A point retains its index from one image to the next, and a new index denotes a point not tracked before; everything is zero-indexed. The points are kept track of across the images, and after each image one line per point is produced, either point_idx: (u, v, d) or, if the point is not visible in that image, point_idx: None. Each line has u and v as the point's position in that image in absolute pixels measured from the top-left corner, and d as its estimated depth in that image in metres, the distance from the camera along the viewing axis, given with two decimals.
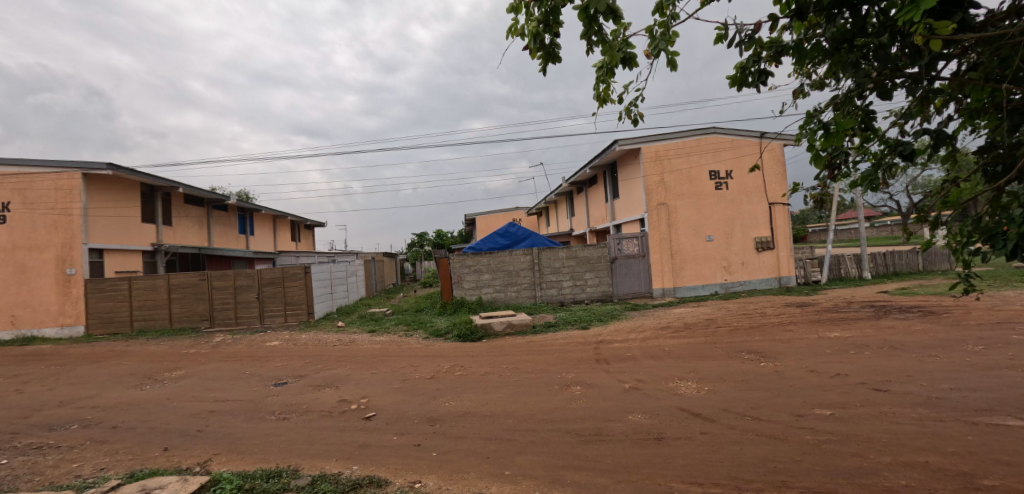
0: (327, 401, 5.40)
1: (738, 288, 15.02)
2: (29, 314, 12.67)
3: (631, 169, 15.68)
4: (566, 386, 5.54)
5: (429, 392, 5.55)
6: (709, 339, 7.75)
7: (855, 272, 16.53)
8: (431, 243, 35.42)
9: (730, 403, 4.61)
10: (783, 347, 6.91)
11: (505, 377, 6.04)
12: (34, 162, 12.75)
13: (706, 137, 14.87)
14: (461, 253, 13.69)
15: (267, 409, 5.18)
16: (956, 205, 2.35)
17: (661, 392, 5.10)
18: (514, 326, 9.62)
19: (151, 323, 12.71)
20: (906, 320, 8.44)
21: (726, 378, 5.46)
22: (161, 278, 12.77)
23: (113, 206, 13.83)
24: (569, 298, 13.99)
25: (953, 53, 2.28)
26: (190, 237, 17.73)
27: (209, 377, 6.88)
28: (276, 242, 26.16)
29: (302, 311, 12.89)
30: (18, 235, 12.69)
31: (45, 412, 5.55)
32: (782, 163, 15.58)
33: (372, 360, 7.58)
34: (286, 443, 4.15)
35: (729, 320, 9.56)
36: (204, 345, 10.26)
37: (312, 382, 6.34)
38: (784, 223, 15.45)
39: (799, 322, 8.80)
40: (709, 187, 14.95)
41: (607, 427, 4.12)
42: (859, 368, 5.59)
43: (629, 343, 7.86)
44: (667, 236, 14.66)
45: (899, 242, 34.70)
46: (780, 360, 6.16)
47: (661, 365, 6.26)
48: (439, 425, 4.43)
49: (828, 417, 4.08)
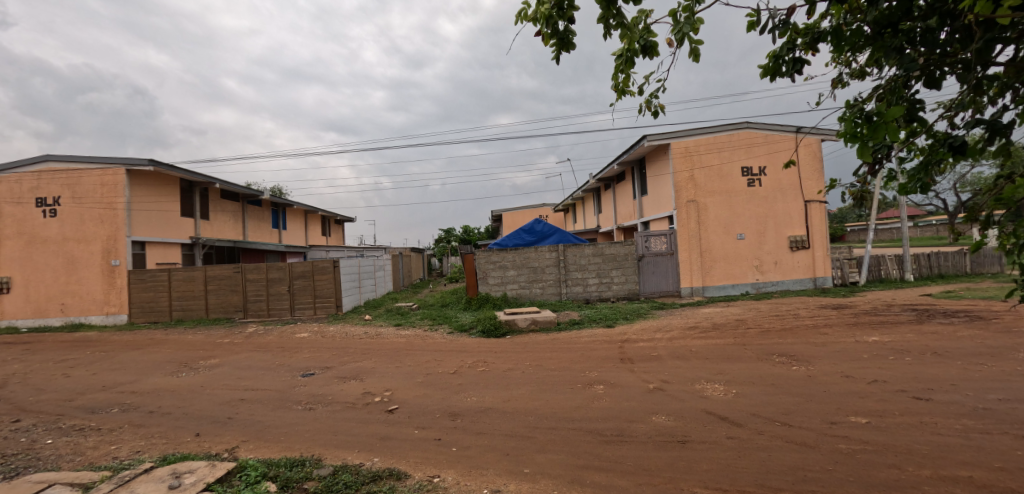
0: (352, 393, 5.51)
1: (770, 289, 14.52)
2: (78, 302, 13.46)
3: (659, 165, 15.35)
4: (589, 384, 5.49)
5: (452, 387, 5.60)
6: (738, 340, 7.52)
7: (895, 273, 15.73)
8: (458, 238, 35.93)
9: (759, 407, 4.44)
10: (817, 350, 6.64)
11: (528, 374, 6.03)
12: (82, 159, 13.49)
13: (738, 132, 14.42)
14: (486, 248, 13.71)
15: (294, 399, 5.33)
16: (1011, 203, 2.14)
17: (688, 393, 4.99)
18: (539, 323, 9.58)
19: (189, 313, 13.28)
20: (952, 325, 7.94)
21: (755, 381, 5.29)
22: (197, 270, 13.30)
23: (154, 200, 14.48)
24: (595, 296, 13.83)
25: (1009, 37, 2.08)
26: (226, 231, 18.46)
27: (241, 366, 7.16)
28: (307, 235, 26.91)
29: (331, 303, 13.21)
30: (67, 227, 13.49)
31: (89, 395, 5.89)
32: (819, 158, 14.89)
33: (396, 354, 7.71)
34: (311, 433, 4.25)
35: (761, 321, 9.23)
36: (238, 335, 10.68)
37: (338, 373, 6.49)
38: (819, 221, 14.83)
39: (835, 324, 8.43)
40: (741, 183, 14.48)
41: (629, 428, 4.05)
42: (898, 374, 5.29)
43: (655, 342, 7.74)
44: (696, 234, 14.26)
45: (942, 242, 33.02)
46: (812, 364, 5.92)
47: (686, 366, 6.14)
48: (461, 420, 4.46)
49: (864, 426, 3.88)
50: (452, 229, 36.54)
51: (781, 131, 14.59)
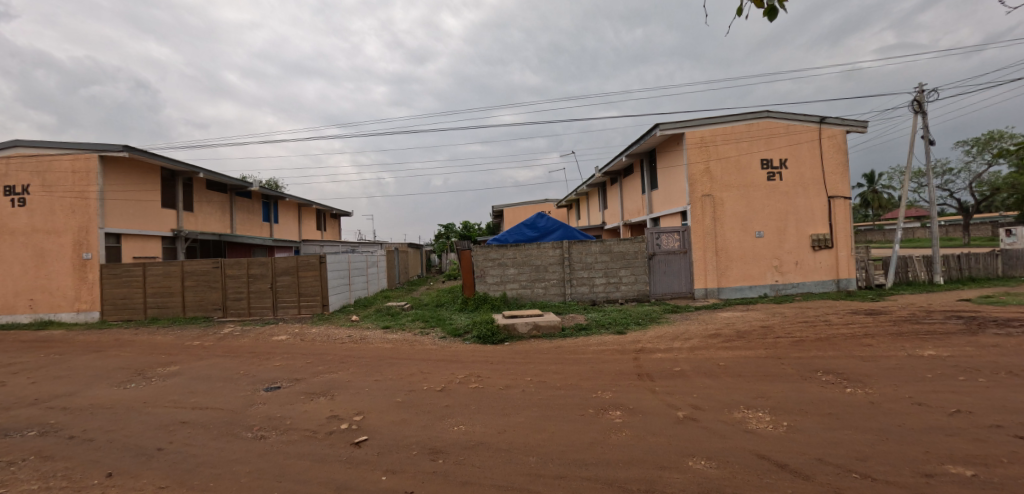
0: (317, 416, 4.85)
1: (790, 290, 14.03)
2: (47, 298, 13.03)
3: (672, 156, 14.80)
4: (603, 410, 4.82)
5: (436, 411, 4.94)
6: (771, 353, 6.98)
7: (924, 276, 15.14)
8: (458, 234, 35.52)
9: (824, 450, 3.64)
10: (867, 367, 6.05)
11: (529, 394, 5.49)
12: (53, 145, 13.10)
13: (758, 122, 13.94)
14: (485, 245, 13.21)
15: (245, 424, 4.68)
16: None
17: (725, 426, 4.24)
18: (541, 328, 9.10)
19: (164, 311, 12.87)
20: (1012, 338, 7.31)
21: (807, 410, 4.55)
22: (174, 265, 12.89)
23: (131, 189, 14.09)
24: (601, 298, 13.37)
25: None
26: (212, 224, 18.07)
27: (198, 377, 6.70)
28: (301, 231, 26.45)
29: (316, 303, 12.78)
30: (37, 218, 13.05)
31: (15, 410, 5.43)
32: (843, 151, 14.36)
33: (377, 364, 7.23)
34: (251, 478, 3.46)
35: (789, 329, 8.64)
36: (210, 337, 10.17)
37: (305, 388, 5.98)
38: (843, 218, 14.33)
39: (878, 335, 7.82)
40: (760, 177, 13.95)
41: (662, 480, 3.26)
42: (980, 403, 4.61)
43: (675, 354, 7.21)
44: (712, 231, 13.71)
45: (960, 243, 32.34)
46: (868, 385, 5.29)
47: (719, 385, 5.54)
48: (443, 461, 3.70)
49: (968, 482, 3.06)
50: (452, 225, 36.15)
51: (805, 121, 14.10)
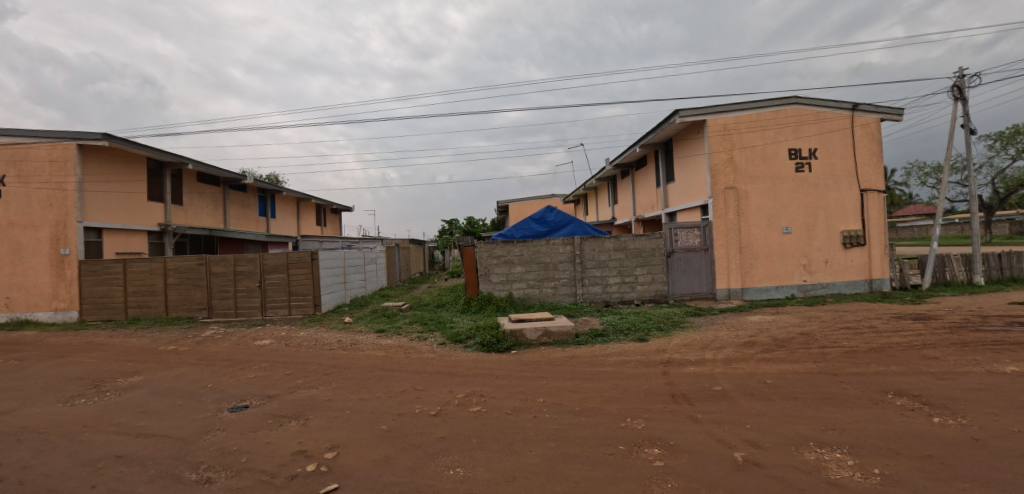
0: (281, 452, 4.39)
1: (819, 291, 13.50)
2: (24, 297, 12.74)
3: (691, 144, 14.28)
4: (636, 447, 4.33)
5: (429, 446, 4.47)
6: (824, 368, 6.48)
7: (964, 276, 14.52)
8: (461, 231, 35.10)
9: None
10: (944, 388, 5.50)
11: (548, 422, 5.02)
12: (29, 134, 12.74)
13: (786, 108, 13.39)
14: (490, 242, 12.79)
15: (191, 461, 4.21)
16: None
17: (800, 475, 3.62)
18: (551, 335, 8.64)
19: (145, 310, 12.57)
20: None
21: (900, 451, 3.95)
22: (156, 261, 12.57)
23: (112, 181, 13.80)
24: (616, 299, 12.94)
25: None
26: (204, 219, 17.84)
27: (158, 391, 6.35)
28: (298, 225, 26.20)
29: (308, 303, 12.40)
30: (13, 212, 12.70)
31: None
32: (877, 141, 13.81)
33: (363, 378, 6.80)
34: None
35: (834, 338, 8.11)
36: (188, 341, 9.77)
37: (275, 410, 5.56)
38: (877, 214, 13.78)
39: (939, 346, 7.28)
40: (789, 168, 13.40)
41: None
42: None
43: (709, 368, 6.75)
44: (735, 226, 13.17)
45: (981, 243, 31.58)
46: (960, 413, 4.75)
47: (770, 412, 5.02)
48: None
49: None
50: (456, 221, 35.83)
51: (837, 108, 13.55)
